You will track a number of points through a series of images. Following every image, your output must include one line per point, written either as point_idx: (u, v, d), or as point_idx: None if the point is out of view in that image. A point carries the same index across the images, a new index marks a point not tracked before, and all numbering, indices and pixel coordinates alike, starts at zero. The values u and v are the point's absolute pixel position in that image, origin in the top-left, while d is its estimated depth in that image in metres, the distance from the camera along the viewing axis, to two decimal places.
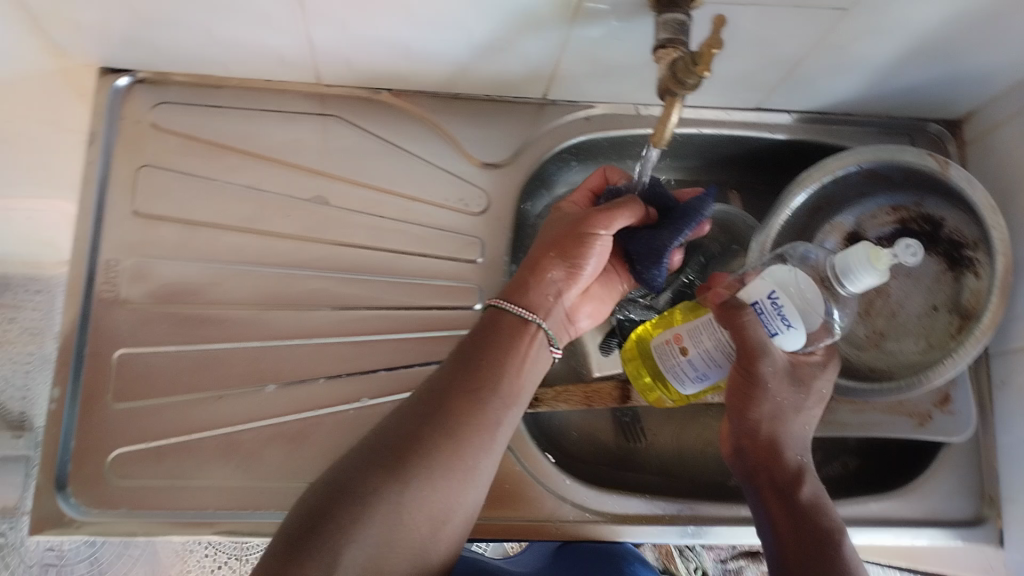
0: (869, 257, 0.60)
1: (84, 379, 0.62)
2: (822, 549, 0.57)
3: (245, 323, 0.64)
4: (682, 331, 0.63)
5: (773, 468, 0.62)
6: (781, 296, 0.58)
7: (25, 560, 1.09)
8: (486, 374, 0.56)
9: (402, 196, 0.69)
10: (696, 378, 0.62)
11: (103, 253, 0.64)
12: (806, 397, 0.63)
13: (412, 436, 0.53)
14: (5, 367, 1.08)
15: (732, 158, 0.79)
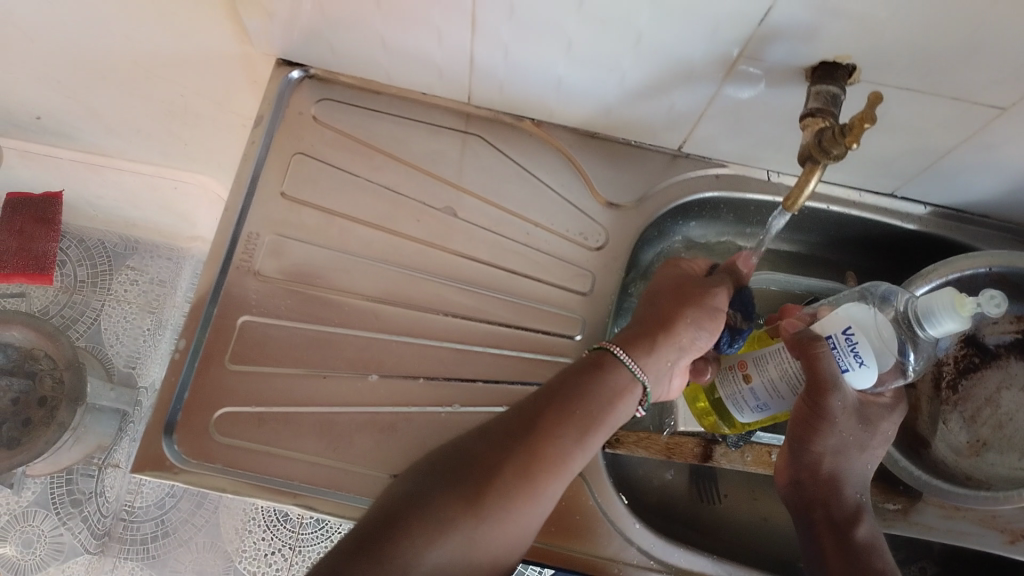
0: (953, 303, 0.53)
1: (207, 338, 0.66)
2: None
3: (361, 313, 0.68)
4: (747, 358, 0.60)
5: (829, 505, 0.60)
6: (856, 332, 0.54)
7: (101, 509, 1.10)
8: (577, 415, 0.55)
9: (527, 220, 0.72)
10: (755, 408, 0.60)
11: (247, 225, 0.69)
12: (872, 435, 0.60)
13: (493, 466, 0.51)
14: (118, 324, 1.14)
15: (855, 241, 0.79)
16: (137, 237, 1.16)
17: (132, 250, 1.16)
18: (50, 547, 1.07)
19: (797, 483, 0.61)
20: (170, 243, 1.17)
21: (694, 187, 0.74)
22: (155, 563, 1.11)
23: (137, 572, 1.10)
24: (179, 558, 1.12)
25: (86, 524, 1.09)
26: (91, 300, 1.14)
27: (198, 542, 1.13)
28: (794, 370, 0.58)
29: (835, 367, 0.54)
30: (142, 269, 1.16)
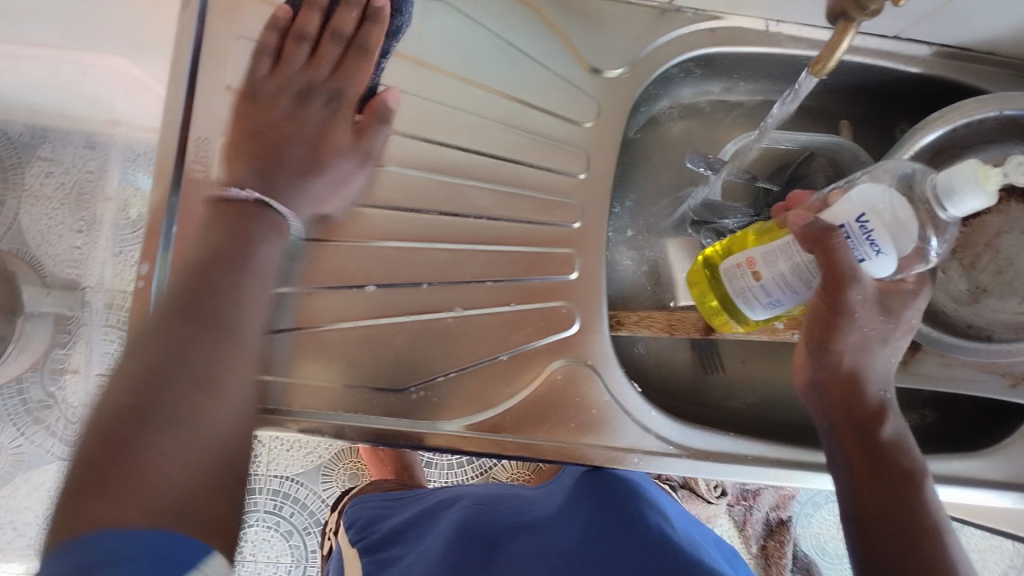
0: (978, 176, 0.47)
1: (172, 262, 0.58)
2: (901, 494, 0.54)
3: (344, 218, 0.61)
4: (756, 254, 0.55)
5: (851, 406, 0.57)
6: (870, 219, 0.49)
7: (65, 416, 0.96)
8: (215, 270, 0.49)
9: (511, 97, 0.65)
10: (768, 305, 0.55)
11: (193, 129, 0.60)
12: (895, 326, 0.57)
13: (162, 379, 0.42)
14: (40, 221, 0.96)
15: (853, 88, 0.74)
16: (45, 124, 0.94)
17: (41, 137, 0.96)
18: (11, 459, 0.96)
19: (815, 384, 0.58)
20: (88, 130, 0.95)
21: (689, 44, 0.67)
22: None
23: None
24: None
25: (52, 433, 0.96)
26: (7, 199, 0.96)
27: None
28: (806, 264, 0.52)
29: (850, 258, 0.50)
30: (57, 159, 0.96)
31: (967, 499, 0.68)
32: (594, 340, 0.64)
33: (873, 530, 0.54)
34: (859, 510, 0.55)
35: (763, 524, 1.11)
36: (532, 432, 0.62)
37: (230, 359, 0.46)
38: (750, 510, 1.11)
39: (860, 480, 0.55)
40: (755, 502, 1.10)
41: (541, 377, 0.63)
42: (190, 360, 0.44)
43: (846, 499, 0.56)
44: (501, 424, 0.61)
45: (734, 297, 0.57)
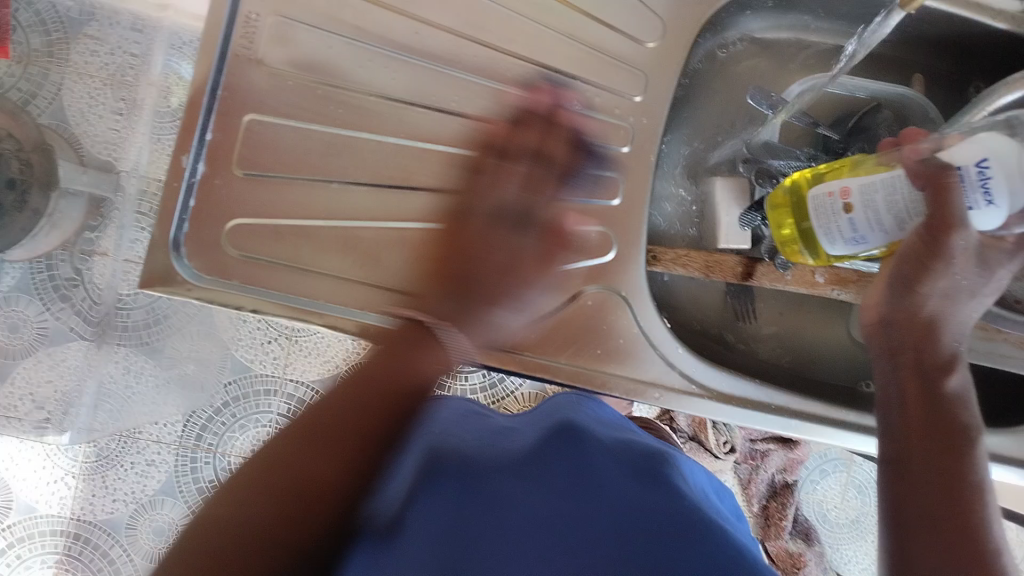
0: None
1: (209, 138, 0.56)
2: (953, 445, 0.51)
3: (387, 114, 0.59)
4: (851, 185, 0.52)
5: (922, 350, 0.55)
6: (991, 166, 0.46)
7: (91, 296, 0.95)
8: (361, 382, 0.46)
9: (576, 9, 0.62)
10: (851, 240, 0.53)
11: (244, 3, 0.57)
12: (986, 282, 0.55)
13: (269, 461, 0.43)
14: (81, 100, 0.94)
15: (932, 38, 0.71)
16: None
17: (89, 15, 0.92)
18: (36, 333, 0.94)
19: (888, 323, 0.56)
20: (135, 11, 0.91)
21: None
22: (153, 351, 0.98)
23: (131, 358, 0.97)
24: (174, 346, 0.99)
25: (76, 311, 0.95)
26: (50, 73, 0.92)
27: (199, 326, 1.00)
28: (906, 202, 0.50)
29: (958, 203, 0.48)
30: (103, 38, 0.93)
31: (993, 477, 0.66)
32: (628, 270, 0.63)
33: (912, 476, 0.50)
34: (902, 455, 0.52)
35: (768, 485, 1.11)
36: (556, 353, 0.60)
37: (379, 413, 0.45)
38: (757, 470, 1.10)
39: (911, 425, 0.53)
40: (764, 462, 1.10)
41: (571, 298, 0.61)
42: (332, 445, 0.43)
43: (889, 442, 0.53)
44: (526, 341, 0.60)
45: (817, 226, 0.55)
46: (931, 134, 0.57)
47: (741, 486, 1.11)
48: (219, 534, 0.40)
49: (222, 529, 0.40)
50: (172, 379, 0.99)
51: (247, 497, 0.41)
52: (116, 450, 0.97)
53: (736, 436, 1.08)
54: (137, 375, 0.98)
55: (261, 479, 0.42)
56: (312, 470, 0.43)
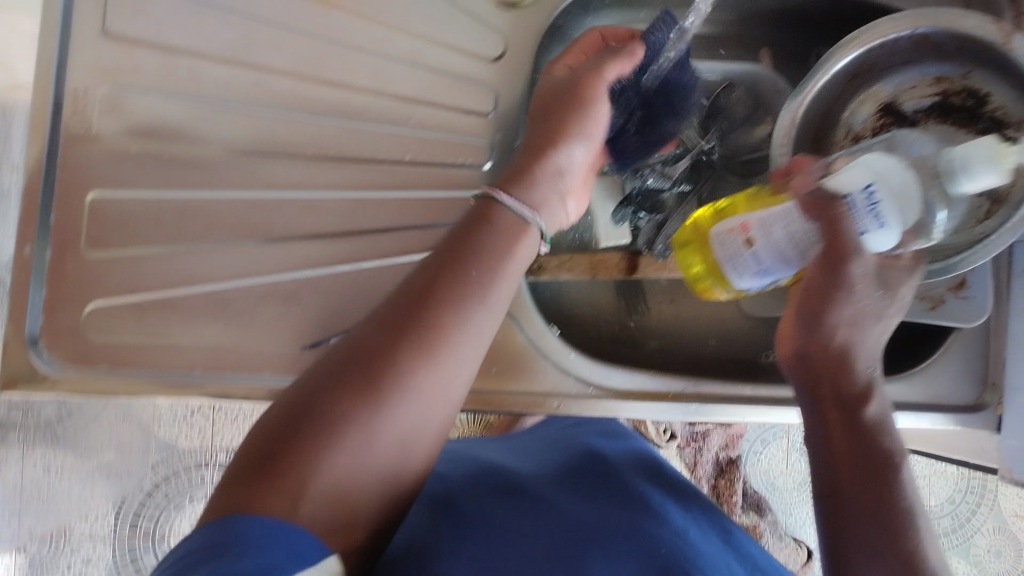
0: (994, 153, 0.47)
1: (53, 221, 0.56)
2: (883, 478, 0.46)
3: (238, 169, 0.58)
4: (751, 219, 0.52)
5: (838, 381, 0.50)
6: (878, 189, 0.48)
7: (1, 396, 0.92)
8: (467, 270, 0.45)
9: (415, 36, 0.61)
10: (758, 273, 0.52)
11: (70, 79, 0.56)
12: (890, 302, 0.52)
13: (382, 354, 0.41)
14: None
15: (771, 15, 0.73)
16: None
17: None
18: None
19: (800, 356, 0.52)
20: None
21: None
22: (68, 444, 0.92)
23: (51, 454, 0.92)
24: (91, 434, 0.93)
25: None
26: None
27: (110, 411, 0.93)
28: (805, 233, 0.50)
29: (853, 231, 0.48)
30: None
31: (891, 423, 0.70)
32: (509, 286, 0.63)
33: (845, 513, 0.46)
34: (833, 493, 0.47)
35: (714, 465, 1.10)
36: None
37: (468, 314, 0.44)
38: (701, 452, 1.10)
39: (838, 461, 0.48)
40: (706, 443, 1.10)
41: None
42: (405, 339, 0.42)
43: (818, 478, 0.48)
44: None
45: (722, 263, 0.54)
46: (820, 160, 0.57)
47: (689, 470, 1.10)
48: (306, 490, 0.38)
49: (358, 464, 0.40)
50: (95, 471, 0.93)
51: (325, 403, 0.40)
52: (49, 556, 0.93)
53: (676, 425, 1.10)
54: (59, 471, 0.92)
55: (366, 379, 0.41)
56: (459, 364, 0.43)
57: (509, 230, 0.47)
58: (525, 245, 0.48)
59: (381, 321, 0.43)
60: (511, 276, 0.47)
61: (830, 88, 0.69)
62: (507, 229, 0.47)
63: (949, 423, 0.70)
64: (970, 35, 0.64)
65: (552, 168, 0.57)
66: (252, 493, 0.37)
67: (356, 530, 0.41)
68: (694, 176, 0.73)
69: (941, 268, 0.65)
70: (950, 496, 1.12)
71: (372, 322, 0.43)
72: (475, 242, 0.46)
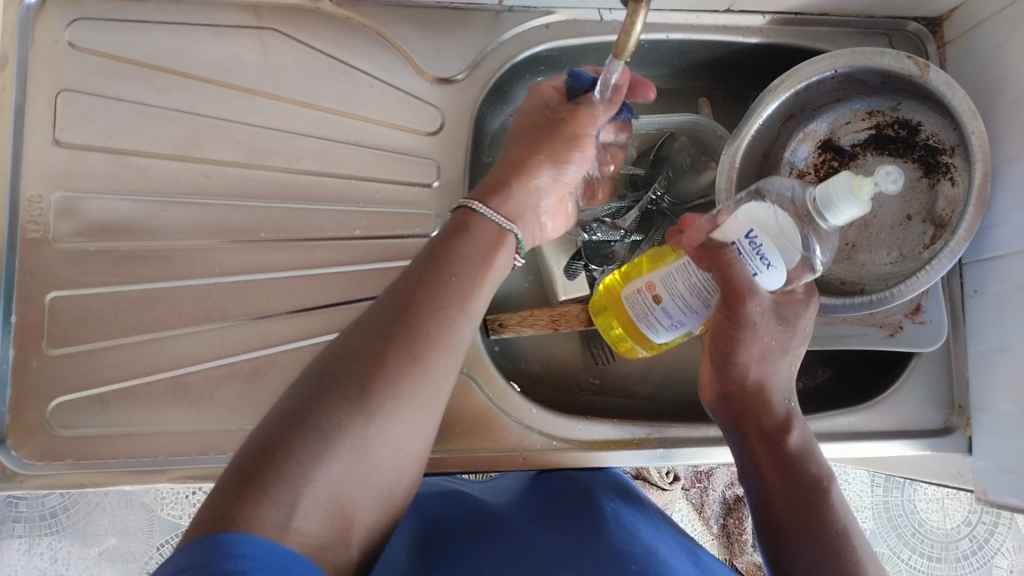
0: (852, 187, 0.50)
1: (15, 324, 0.58)
2: (814, 501, 0.52)
3: (191, 258, 0.60)
4: (654, 279, 0.56)
5: (759, 417, 0.56)
6: (758, 234, 0.52)
7: None
8: (450, 282, 0.46)
9: (354, 117, 0.64)
10: (671, 327, 0.56)
11: (26, 188, 0.59)
12: (792, 334, 0.56)
13: (375, 356, 0.42)
14: None
15: (701, 65, 0.75)
16: None
17: None
18: None
19: (724, 397, 0.57)
20: None
21: (528, 43, 0.68)
22: (72, 532, 0.92)
23: (54, 545, 0.91)
24: (94, 522, 0.92)
25: None
26: None
27: (111, 499, 0.93)
28: (703, 282, 0.54)
29: (745, 272, 0.52)
30: None
31: (859, 453, 0.70)
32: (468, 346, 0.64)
33: (789, 543, 0.51)
34: (773, 520, 0.53)
35: (722, 503, 1.11)
36: None
37: (455, 324, 0.46)
38: (706, 491, 1.10)
39: (773, 492, 0.53)
40: (709, 481, 1.10)
41: None
42: (395, 343, 0.43)
43: (758, 510, 0.54)
44: None
45: (638, 323, 0.58)
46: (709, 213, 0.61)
47: (696, 512, 1.11)
48: (304, 497, 0.38)
49: (354, 472, 0.40)
50: (100, 557, 0.92)
51: (324, 405, 0.40)
52: None
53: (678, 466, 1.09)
54: (65, 561, 0.91)
55: (359, 388, 0.41)
56: (446, 371, 0.45)
57: (487, 242, 0.50)
58: (502, 256, 0.51)
59: (366, 330, 0.44)
60: (486, 284, 0.49)
61: (765, 131, 0.71)
62: (486, 243, 0.50)
63: (919, 449, 0.70)
64: (889, 70, 0.67)
65: (526, 191, 0.54)
66: (245, 505, 0.36)
67: (352, 540, 0.40)
68: (645, 225, 0.76)
69: (889, 295, 0.66)
70: (966, 518, 1.07)
71: (356, 332, 0.44)
72: (454, 254, 0.48)
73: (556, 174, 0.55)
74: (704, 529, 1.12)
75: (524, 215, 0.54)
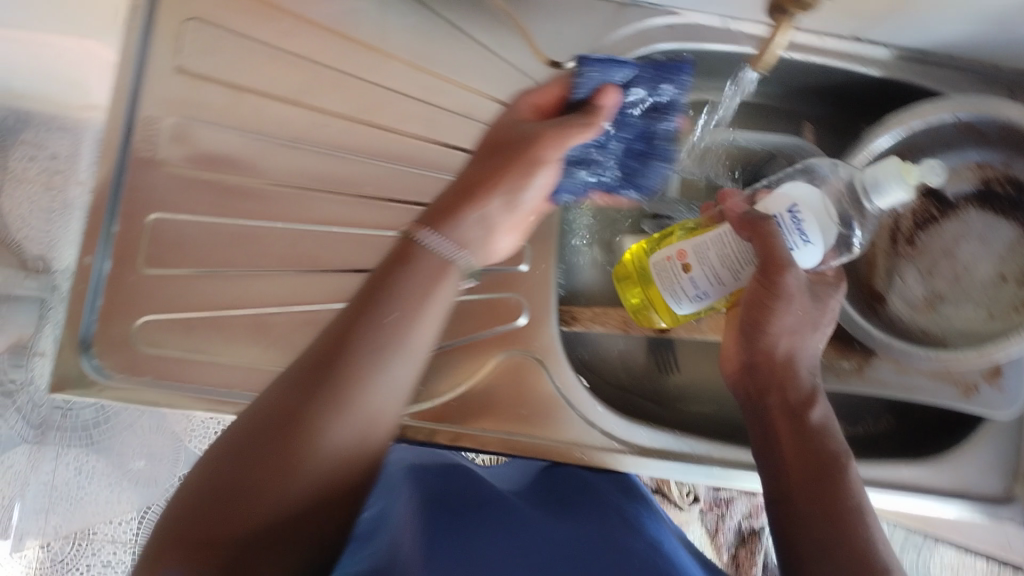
0: (900, 173, 0.53)
1: (115, 237, 0.59)
2: (829, 474, 0.54)
3: (290, 201, 0.61)
4: (686, 246, 0.57)
5: (784, 388, 0.59)
6: (802, 210, 0.54)
7: (34, 401, 0.88)
8: (386, 322, 0.45)
9: (466, 87, 0.64)
10: (696, 297, 0.57)
11: (144, 108, 0.60)
12: (824, 314, 0.60)
13: (290, 413, 0.43)
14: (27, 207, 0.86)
15: (815, 89, 0.74)
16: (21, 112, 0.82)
17: None
18: None
19: (751, 367, 0.60)
20: (37, 113, 0.79)
21: (648, 40, 0.66)
22: (101, 449, 0.91)
23: (81, 458, 0.91)
24: (125, 443, 0.92)
25: (18, 412, 0.88)
26: None
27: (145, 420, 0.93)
28: (738, 252, 0.56)
29: (784, 246, 0.54)
30: None
31: (914, 507, 0.69)
32: (542, 333, 0.64)
33: (801, 515, 0.53)
34: (785, 493, 0.55)
35: (735, 533, 1.08)
36: (473, 420, 0.62)
37: (392, 367, 0.45)
38: (723, 518, 1.08)
39: (790, 462, 0.56)
40: (729, 508, 1.07)
41: (491, 368, 0.63)
42: (314, 392, 0.43)
43: (773, 481, 0.56)
44: (446, 412, 0.62)
45: (662, 290, 0.59)
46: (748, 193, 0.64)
47: (709, 537, 1.07)
48: (233, 561, 0.41)
49: (270, 524, 0.42)
50: (125, 477, 0.93)
51: (241, 474, 0.41)
52: (71, 554, 0.93)
53: None
54: (89, 475, 0.92)
55: (277, 444, 0.42)
56: (371, 407, 0.44)
57: (426, 271, 0.47)
58: (443, 285, 0.48)
59: (287, 380, 0.44)
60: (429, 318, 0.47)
61: None
62: (428, 272, 0.48)
63: (976, 515, 0.69)
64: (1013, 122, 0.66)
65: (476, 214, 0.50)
66: None
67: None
68: None
69: (974, 356, 0.66)
70: None
71: (278, 382, 0.44)
72: (393, 287, 0.46)
73: (507, 199, 0.51)
74: (715, 557, 1.09)
75: (478, 245, 0.51)
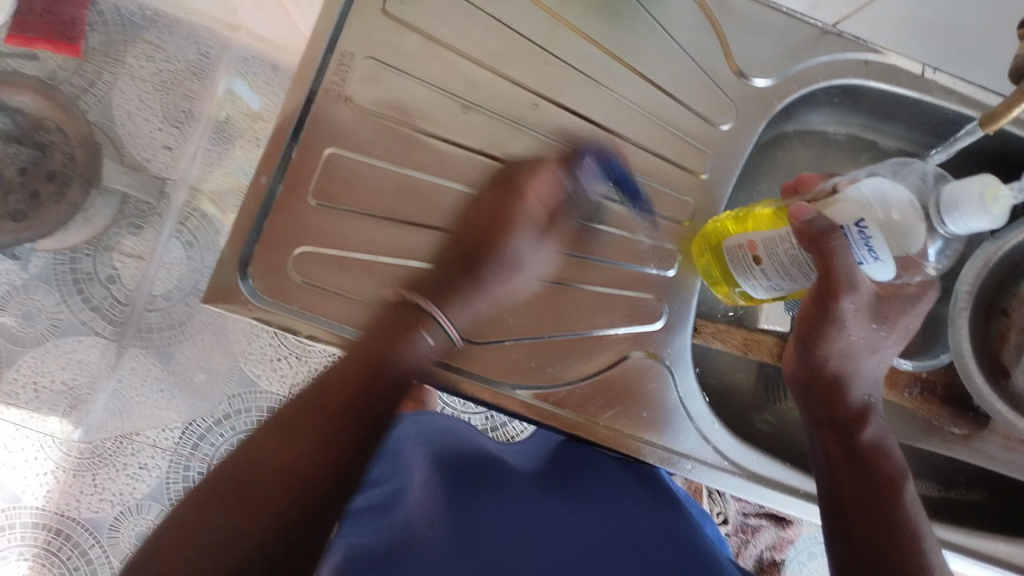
0: (986, 196, 0.47)
1: (292, 164, 0.59)
2: (881, 492, 0.56)
3: (464, 165, 0.61)
4: (757, 237, 0.55)
5: (833, 405, 0.60)
6: (869, 225, 0.48)
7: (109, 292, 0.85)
8: (332, 384, 0.50)
9: (655, 85, 0.65)
10: (768, 287, 0.56)
11: (341, 42, 0.60)
12: (885, 335, 0.59)
13: (268, 466, 0.46)
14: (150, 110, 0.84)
15: None
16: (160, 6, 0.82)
17: (150, 19, 0.83)
18: (49, 321, 0.84)
19: (802, 382, 0.61)
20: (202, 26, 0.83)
21: (839, 72, 0.66)
22: (160, 352, 0.88)
23: (137, 358, 0.87)
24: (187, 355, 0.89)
25: (93, 302, 0.85)
26: (103, 72, 0.82)
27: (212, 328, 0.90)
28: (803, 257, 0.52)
29: (846, 261, 0.50)
30: (161, 46, 0.83)
31: None
32: (672, 337, 0.65)
33: (854, 532, 0.55)
34: (840, 508, 0.57)
35: (756, 562, 1.07)
36: (594, 416, 0.62)
37: (350, 416, 0.49)
38: (746, 545, 1.07)
39: (841, 480, 0.58)
40: (755, 536, 1.06)
41: (620, 366, 0.63)
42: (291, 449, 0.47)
43: (826, 497, 0.58)
44: (568, 399, 0.62)
45: (735, 273, 0.58)
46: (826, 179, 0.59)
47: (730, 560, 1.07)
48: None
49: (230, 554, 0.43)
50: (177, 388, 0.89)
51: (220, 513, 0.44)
52: (110, 451, 0.87)
53: (730, 510, 1.06)
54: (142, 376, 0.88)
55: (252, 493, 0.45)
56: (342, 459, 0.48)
57: (409, 332, 0.53)
58: (414, 340, 0.53)
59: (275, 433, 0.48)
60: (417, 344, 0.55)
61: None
62: (387, 333, 0.53)
63: None
64: None
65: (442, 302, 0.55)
66: None
67: None
68: None
69: None
70: None
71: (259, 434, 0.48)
72: (382, 346, 0.52)
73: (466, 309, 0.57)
74: None
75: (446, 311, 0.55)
